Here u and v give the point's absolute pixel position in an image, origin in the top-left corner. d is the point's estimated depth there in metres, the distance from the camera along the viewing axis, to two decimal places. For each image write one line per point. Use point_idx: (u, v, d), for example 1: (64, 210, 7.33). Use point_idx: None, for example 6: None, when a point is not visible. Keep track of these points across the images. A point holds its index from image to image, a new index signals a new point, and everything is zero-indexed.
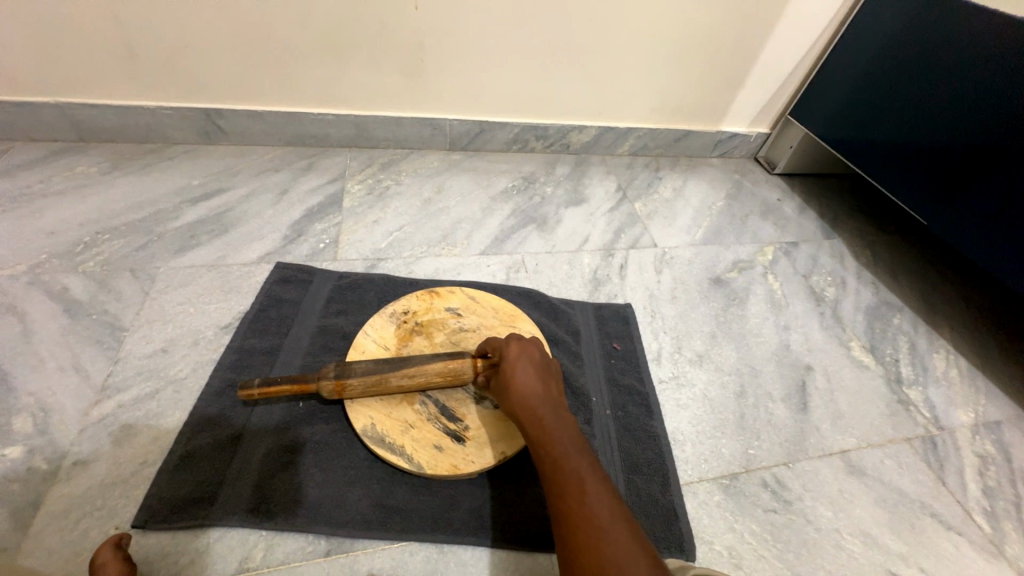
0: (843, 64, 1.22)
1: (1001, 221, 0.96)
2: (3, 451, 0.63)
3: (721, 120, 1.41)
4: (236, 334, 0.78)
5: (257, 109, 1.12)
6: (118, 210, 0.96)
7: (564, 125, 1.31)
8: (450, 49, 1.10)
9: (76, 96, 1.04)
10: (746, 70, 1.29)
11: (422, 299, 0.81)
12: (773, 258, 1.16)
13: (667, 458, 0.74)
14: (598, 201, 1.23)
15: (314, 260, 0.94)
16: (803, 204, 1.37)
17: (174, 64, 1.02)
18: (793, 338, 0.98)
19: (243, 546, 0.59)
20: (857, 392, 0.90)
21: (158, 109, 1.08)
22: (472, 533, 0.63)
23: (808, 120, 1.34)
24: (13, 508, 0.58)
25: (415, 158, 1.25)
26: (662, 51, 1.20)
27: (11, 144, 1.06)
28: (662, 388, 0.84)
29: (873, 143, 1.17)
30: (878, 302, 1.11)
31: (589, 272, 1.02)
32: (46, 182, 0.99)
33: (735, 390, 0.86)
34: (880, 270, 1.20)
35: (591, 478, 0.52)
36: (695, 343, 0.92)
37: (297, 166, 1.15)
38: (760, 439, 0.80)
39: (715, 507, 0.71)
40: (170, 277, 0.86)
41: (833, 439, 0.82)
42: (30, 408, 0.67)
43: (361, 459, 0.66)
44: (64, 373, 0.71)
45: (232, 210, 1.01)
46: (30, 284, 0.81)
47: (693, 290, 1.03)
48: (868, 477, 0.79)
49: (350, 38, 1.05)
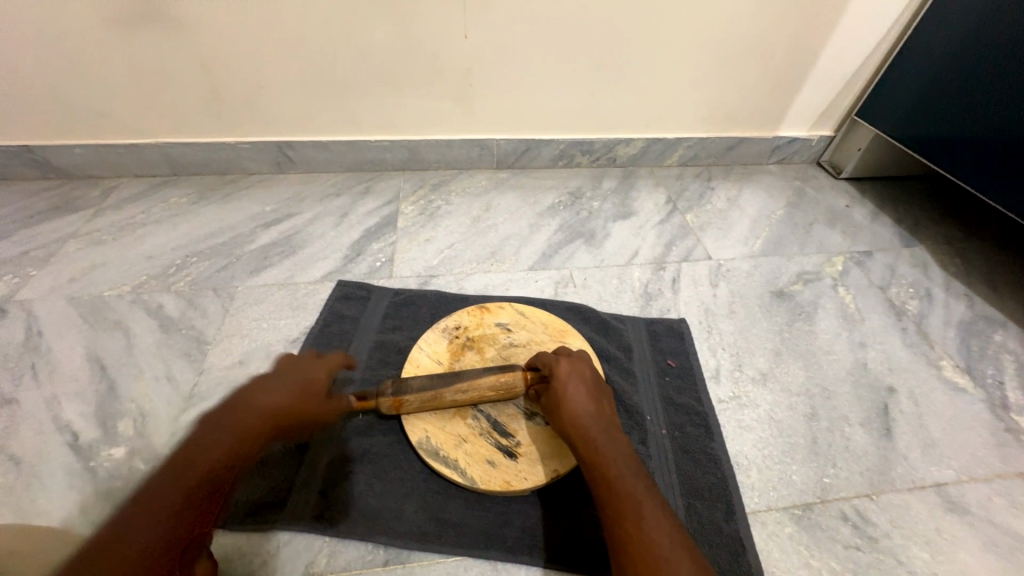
0: (919, 58, 1.13)
1: None
2: (109, 450, 0.71)
3: (777, 125, 1.34)
4: (302, 348, 0.84)
5: (322, 140, 1.22)
6: (204, 235, 1.07)
7: (610, 139, 1.30)
8: (499, 72, 1.14)
9: (172, 136, 1.18)
10: (805, 73, 1.23)
11: (473, 315, 0.83)
12: (843, 269, 1.08)
13: (730, 483, 0.70)
14: (647, 214, 1.20)
15: (372, 277, 0.99)
16: (876, 210, 1.27)
17: (253, 104, 1.14)
18: (871, 356, 0.89)
19: (308, 551, 0.62)
20: (953, 418, 0.81)
21: (239, 144, 1.20)
22: (525, 552, 0.62)
23: (879, 120, 1.24)
24: (116, 503, 0.65)
25: (465, 178, 1.29)
26: (712, 59, 1.17)
27: (120, 180, 1.22)
28: (722, 408, 0.79)
29: (959, 140, 1.06)
30: (973, 316, 0.99)
31: (640, 286, 1.00)
32: (147, 213, 1.13)
33: (805, 412, 0.79)
34: (973, 281, 1.07)
35: (649, 503, 0.51)
36: (757, 360, 0.87)
37: (356, 190, 1.23)
38: (837, 467, 0.73)
39: (787, 540, 0.65)
40: (246, 295, 0.94)
41: (926, 471, 0.74)
42: (131, 413, 0.75)
43: (416, 471, 0.68)
44: (159, 382, 0.79)
45: (299, 232, 1.09)
46: (133, 302, 0.92)
47: (753, 305, 0.97)
48: (973, 516, 0.69)
49: (406, 70, 1.12)
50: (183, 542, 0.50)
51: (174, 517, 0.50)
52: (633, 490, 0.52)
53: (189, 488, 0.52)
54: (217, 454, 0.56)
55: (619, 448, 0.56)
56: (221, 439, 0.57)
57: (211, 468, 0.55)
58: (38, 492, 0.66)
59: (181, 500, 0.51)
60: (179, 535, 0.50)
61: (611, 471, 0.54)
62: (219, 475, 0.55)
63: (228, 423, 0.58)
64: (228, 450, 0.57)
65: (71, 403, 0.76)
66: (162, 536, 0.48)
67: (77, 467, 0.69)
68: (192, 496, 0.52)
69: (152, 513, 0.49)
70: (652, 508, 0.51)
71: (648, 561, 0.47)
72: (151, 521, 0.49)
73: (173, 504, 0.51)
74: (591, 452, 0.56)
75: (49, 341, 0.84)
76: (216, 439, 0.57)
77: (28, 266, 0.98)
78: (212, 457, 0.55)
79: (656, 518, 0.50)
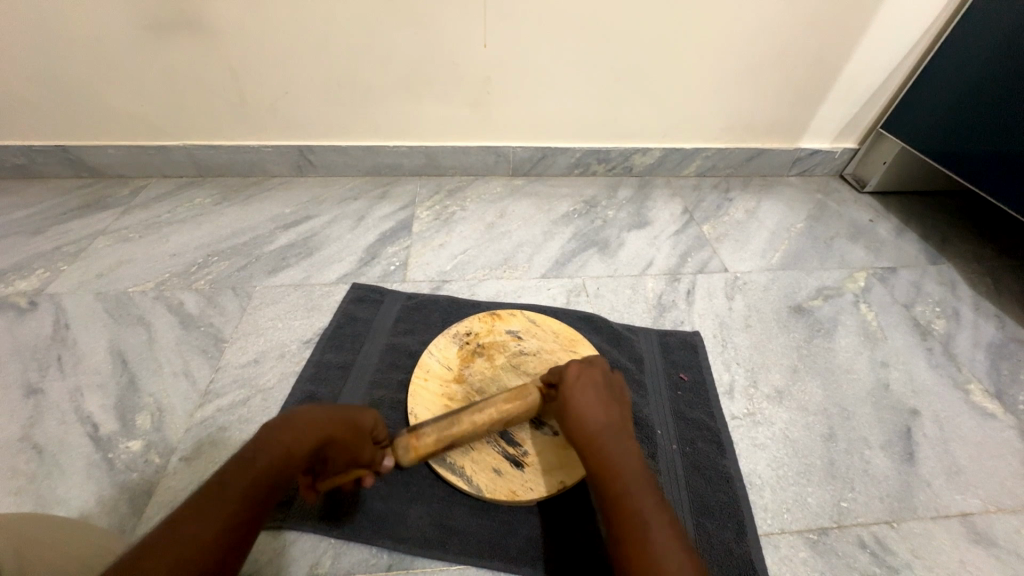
0: (949, 69, 1.10)
1: None
2: (127, 443, 0.73)
3: (799, 136, 1.32)
4: (315, 349, 0.85)
5: (342, 145, 1.25)
6: (225, 236, 1.10)
7: (627, 149, 1.30)
8: (517, 82, 1.15)
9: (201, 139, 1.22)
10: (829, 84, 1.20)
11: (484, 321, 0.83)
12: (866, 285, 1.04)
13: (742, 502, 0.68)
14: (663, 224, 1.19)
15: (386, 281, 1.01)
16: (900, 225, 1.23)
17: (278, 109, 1.17)
18: (893, 377, 0.86)
19: (314, 551, 0.62)
20: (980, 444, 0.77)
21: (262, 148, 1.24)
22: (529, 564, 0.61)
23: (906, 132, 1.21)
24: (132, 494, 0.67)
25: (480, 185, 1.30)
26: (733, 70, 1.16)
27: (149, 179, 1.27)
28: (736, 425, 0.77)
29: (991, 156, 1.03)
30: (1003, 338, 0.95)
31: (654, 297, 0.99)
32: (172, 212, 1.16)
33: (823, 433, 0.77)
34: (1005, 302, 1.03)
35: (655, 517, 0.50)
36: (774, 377, 0.85)
37: (372, 195, 1.25)
38: (855, 491, 0.70)
39: (800, 565, 0.63)
40: (263, 295, 0.96)
41: (951, 499, 0.70)
42: (150, 407, 0.77)
43: (422, 476, 0.68)
44: (177, 377, 0.81)
45: (317, 234, 1.12)
46: (156, 298, 0.95)
47: (770, 319, 0.95)
48: (1001, 550, 0.66)
49: (426, 76, 1.13)
50: (234, 550, 0.42)
51: (227, 516, 0.42)
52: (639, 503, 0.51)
53: (243, 489, 0.44)
54: (273, 455, 0.48)
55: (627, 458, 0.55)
56: (283, 441, 0.49)
57: (266, 467, 0.47)
58: (58, 481, 0.68)
59: (233, 502, 0.43)
60: (233, 537, 0.42)
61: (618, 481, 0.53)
62: (273, 481, 0.47)
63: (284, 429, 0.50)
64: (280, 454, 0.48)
65: (94, 395, 0.78)
66: (215, 534, 0.41)
67: (96, 458, 0.71)
68: (245, 498, 0.44)
69: (202, 509, 0.42)
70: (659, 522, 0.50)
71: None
72: (202, 518, 0.41)
73: (228, 502, 0.43)
74: (598, 462, 0.55)
75: (76, 334, 0.88)
76: (273, 438, 0.49)
77: (59, 261, 1.02)
78: (267, 457, 0.47)
79: (661, 532, 0.49)
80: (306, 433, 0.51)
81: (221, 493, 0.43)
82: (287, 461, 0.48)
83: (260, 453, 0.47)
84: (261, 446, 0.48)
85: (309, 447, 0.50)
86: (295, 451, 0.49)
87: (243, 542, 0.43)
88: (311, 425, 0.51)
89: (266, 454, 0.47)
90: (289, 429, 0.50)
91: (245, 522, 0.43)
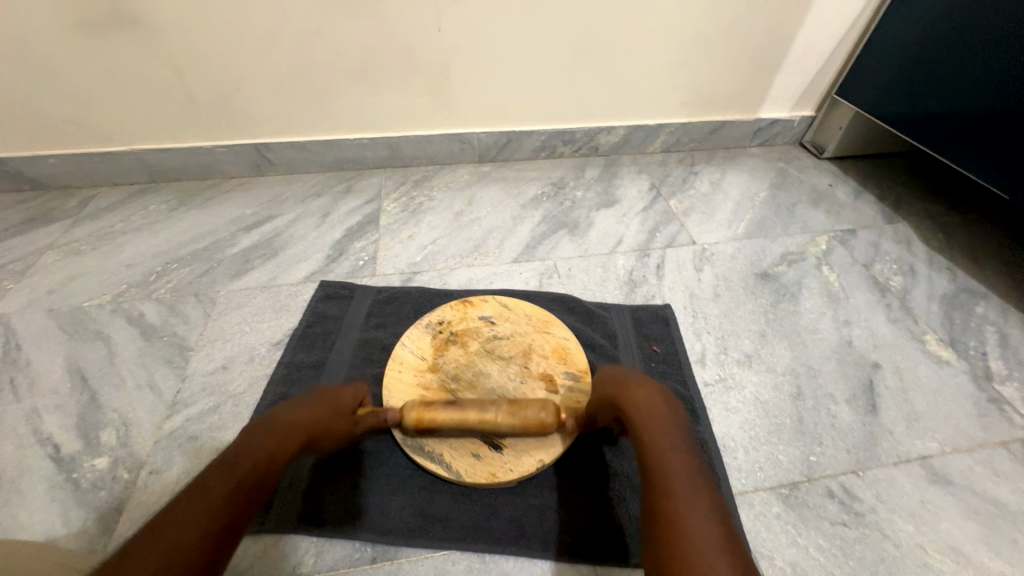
0: (895, 34, 1.12)
1: None
2: (93, 460, 0.70)
3: (759, 107, 1.34)
4: (285, 350, 0.83)
5: (301, 141, 1.21)
6: (183, 242, 1.06)
7: (591, 128, 1.30)
8: (477, 65, 1.13)
9: (150, 143, 1.16)
10: (783, 53, 1.22)
11: (457, 309, 0.83)
12: (828, 248, 1.08)
13: (717, 465, 0.70)
14: (631, 201, 1.20)
15: (355, 276, 0.99)
16: (858, 188, 1.27)
17: (226, 107, 1.12)
18: (855, 334, 0.90)
19: (297, 551, 0.62)
20: (936, 391, 0.81)
21: (215, 149, 1.19)
22: (513, 542, 0.62)
23: (859, 98, 1.24)
24: (101, 512, 0.65)
25: (447, 173, 1.28)
26: (690, 43, 1.16)
27: (97, 189, 1.21)
28: (708, 391, 0.79)
29: (940, 116, 1.06)
30: (955, 289, 0.99)
31: (624, 273, 1.00)
32: (126, 221, 1.11)
33: (791, 392, 0.79)
34: (957, 255, 1.07)
35: (697, 496, 0.44)
36: (743, 343, 0.87)
37: (336, 190, 1.22)
38: (823, 445, 0.73)
39: (774, 519, 0.65)
40: (228, 300, 0.93)
41: (910, 444, 0.74)
42: (115, 423, 0.74)
43: (403, 468, 0.68)
44: (141, 391, 0.78)
45: (280, 234, 1.08)
46: (114, 312, 0.91)
47: (737, 287, 0.97)
48: (958, 487, 0.70)
49: (382, 65, 1.10)
50: (221, 553, 0.41)
51: (212, 517, 0.42)
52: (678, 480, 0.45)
53: (227, 492, 0.44)
54: (256, 459, 0.48)
55: (673, 432, 0.51)
56: (264, 446, 0.50)
57: (252, 468, 0.47)
58: (21, 507, 0.66)
59: (219, 501, 0.43)
60: (221, 536, 0.41)
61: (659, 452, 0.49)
62: (259, 482, 0.47)
63: (263, 436, 0.51)
64: (263, 455, 0.49)
65: (53, 416, 0.75)
66: (200, 537, 0.40)
67: (60, 479, 0.68)
68: (230, 499, 0.43)
69: (188, 511, 0.41)
70: (700, 509, 0.43)
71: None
72: (188, 518, 0.40)
73: (212, 506, 0.42)
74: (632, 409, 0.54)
75: (28, 355, 0.84)
76: (253, 445, 0.50)
77: (4, 280, 0.97)
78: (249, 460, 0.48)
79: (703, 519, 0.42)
80: (283, 437, 0.52)
81: (203, 499, 0.42)
82: (270, 464, 0.49)
83: (242, 459, 0.48)
84: (242, 452, 0.48)
85: (289, 450, 0.52)
86: (276, 456, 0.50)
87: (230, 542, 0.42)
88: (289, 432, 0.53)
89: (247, 459, 0.48)
90: (267, 436, 0.51)
91: (234, 520, 0.43)
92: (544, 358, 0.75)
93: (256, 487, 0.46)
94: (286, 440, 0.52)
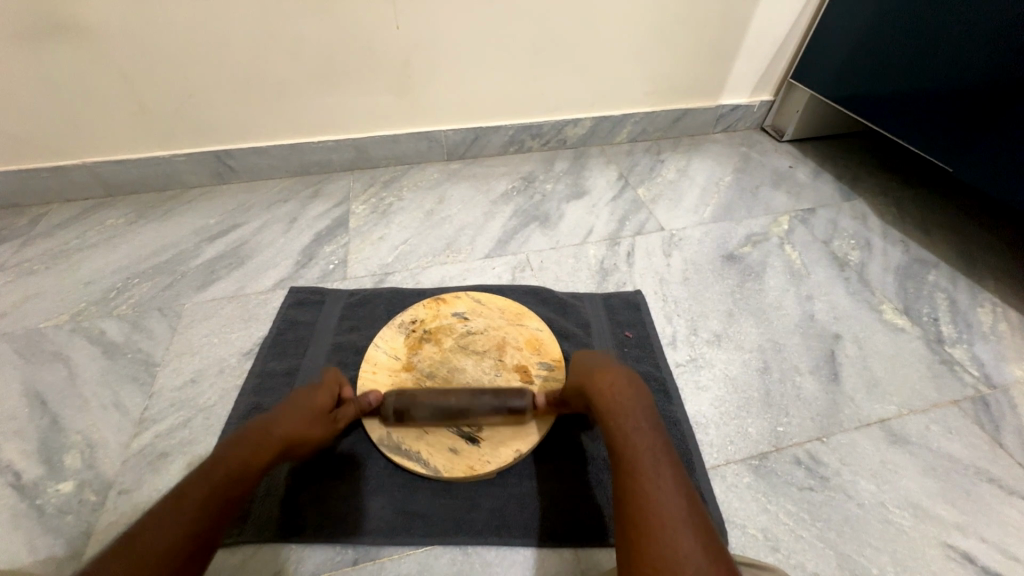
0: (841, 18, 1.17)
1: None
2: (57, 484, 0.68)
3: (719, 94, 1.37)
4: (257, 359, 0.82)
5: (263, 146, 1.18)
6: (145, 256, 1.03)
7: (557, 121, 1.31)
8: (438, 61, 1.12)
9: (103, 156, 1.12)
10: (738, 41, 1.25)
11: (429, 307, 0.83)
12: (789, 227, 1.11)
13: (690, 443, 0.72)
14: (600, 192, 1.22)
15: (326, 280, 0.98)
16: (817, 168, 1.32)
17: (182, 113, 1.09)
18: (818, 308, 0.93)
19: (276, 560, 0.61)
20: (893, 357, 0.85)
21: (173, 158, 1.15)
22: (495, 532, 0.63)
23: (812, 81, 1.28)
24: (68, 537, 0.63)
25: (416, 173, 1.27)
26: (648, 33, 1.18)
27: (49, 206, 1.16)
28: (680, 371, 0.82)
29: (887, 95, 1.11)
30: (908, 260, 1.04)
31: (596, 262, 1.01)
32: (82, 237, 1.07)
33: (758, 367, 0.82)
34: (909, 227, 1.13)
35: (666, 476, 0.45)
36: (712, 323, 0.89)
37: (303, 195, 1.20)
38: (789, 415, 0.76)
39: (745, 489, 0.68)
40: (195, 312, 0.91)
41: (871, 409, 0.78)
42: (79, 445, 0.72)
43: (382, 468, 0.68)
44: (106, 410, 0.76)
45: (246, 242, 1.06)
46: (73, 331, 0.88)
47: (705, 270, 1.00)
48: (915, 446, 0.73)
49: (342, 65, 1.09)
50: (195, 561, 0.42)
51: (187, 528, 0.43)
52: (648, 462, 0.47)
53: (201, 502, 0.45)
54: (231, 468, 0.49)
55: (642, 416, 0.52)
56: (238, 454, 0.50)
57: (228, 476, 0.48)
58: None
59: (194, 512, 0.44)
60: (195, 545, 0.42)
61: (627, 437, 0.50)
62: (234, 490, 0.47)
63: (238, 444, 0.51)
64: (239, 463, 0.49)
65: (12, 443, 0.72)
66: (173, 543, 0.41)
67: (23, 507, 0.66)
68: (203, 508, 0.44)
69: (161, 520, 0.42)
70: (669, 488, 0.44)
71: (654, 553, 0.40)
72: (163, 527, 0.42)
73: (185, 516, 0.43)
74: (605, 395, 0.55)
75: None
76: (229, 453, 0.50)
77: None
78: (225, 468, 0.48)
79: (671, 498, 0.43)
80: (260, 443, 0.52)
81: (179, 508, 0.44)
82: (247, 472, 0.49)
83: (216, 468, 0.48)
84: (216, 461, 0.49)
85: (265, 458, 0.52)
86: (252, 464, 0.50)
87: (206, 549, 0.43)
88: (264, 439, 0.53)
89: (223, 468, 0.48)
90: (242, 444, 0.51)
91: (207, 530, 0.43)
92: (518, 350, 0.76)
93: (232, 497, 0.47)
94: (261, 446, 0.52)
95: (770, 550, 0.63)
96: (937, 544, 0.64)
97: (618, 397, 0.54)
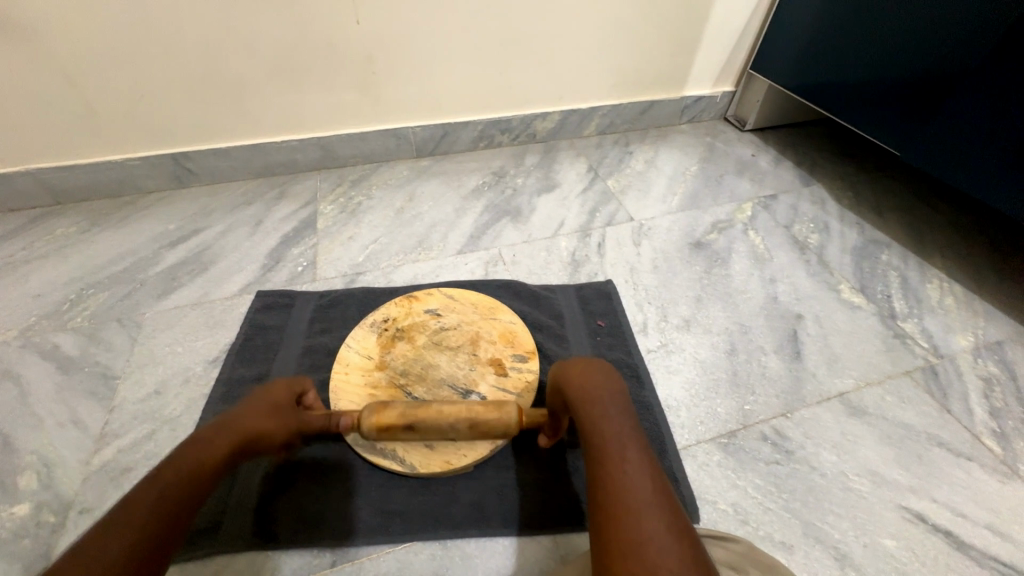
0: (795, 9, 1.21)
1: (963, 130, 0.96)
2: (12, 507, 0.65)
3: (683, 85, 1.40)
4: (224, 367, 0.80)
5: (222, 148, 1.14)
6: (101, 265, 0.98)
7: (525, 116, 1.31)
8: (402, 56, 1.11)
9: (50, 162, 1.07)
10: (699, 34, 1.28)
11: (401, 304, 0.82)
12: (752, 213, 1.15)
13: (662, 425, 0.74)
14: (570, 184, 1.23)
15: (295, 283, 0.96)
16: (777, 156, 1.36)
17: (131, 115, 1.04)
18: (780, 290, 0.97)
19: (250, 569, 0.60)
20: (850, 334, 0.89)
21: (128, 162, 1.10)
22: (475, 525, 0.63)
23: (770, 71, 1.33)
24: (26, 561, 0.60)
25: (385, 171, 1.26)
26: (611, 27, 1.20)
27: None
28: (651, 357, 0.84)
29: (841, 83, 1.15)
30: (864, 241, 1.09)
31: (568, 254, 1.02)
32: (30, 248, 1.02)
33: (726, 349, 0.85)
34: (864, 210, 1.18)
35: (635, 462, 0.46)
36: (681, 309, 0.92)
37: (268, 197, 1.16)
38: (755, 394, 0.79)
39: (716, 467, 0.70)
40: (157, 321, 0.88)
41: (831, 383, 0.81)
42: (34, 465, 0.69)
43: (358, 469, 0.67)
44: (64, 427, 0.73)
45: (209, 247, 1.03)
46: (23, 347, 0.83)
47: (674, 257, 1.02)
48: (872, 416, 0.77)
49: (303, 61, 1.06)
50: (155, 566, 0.39)
51: (140, 535, 0.39)
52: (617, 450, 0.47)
53: (154, 507, 0.41)
54: (184, 471, 0.45)
55: (614, 408, 0.53)
56: (191, 455, 0.46)
57: (183, 478, 0.44)
58: None
59: (149, 517, 0.40)
60: (153, 551, 0.39)
61: (596, 425, 0.51)
62: (191, 492, 0.44)
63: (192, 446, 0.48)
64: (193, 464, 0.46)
65: None
66: (128, 552, 0.37)
67: None
68: (158, 512, 0.41)
69: (110, 531, 0.38)
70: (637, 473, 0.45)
71: (619, 533, 0.40)
72: (113, 537, 0.38)
73: (137, 522, 0.40)
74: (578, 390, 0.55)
75: None
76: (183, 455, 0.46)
77: None
78: (178, 471, 0.45)
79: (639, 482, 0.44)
80: (214, 442, 0.49)
81: (130, 515, 0.40)
82: (203, 473, 0.46)
83: (168, 472, 0.44)
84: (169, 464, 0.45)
85: (221, 455, 0.49)
86: (209, 463, 0.47)
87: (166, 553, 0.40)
88: (219, 438, 0.50)
89: (176, 471, 0.45)
90: (194, 445, 0.48)
91: (165, 534, 0.40)
92: (491, 344, 0.77)
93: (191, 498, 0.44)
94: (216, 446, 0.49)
95: (740, 524, 0.65)
96: (893, 508, 0.68)
97: (590, 390, 0.54)
